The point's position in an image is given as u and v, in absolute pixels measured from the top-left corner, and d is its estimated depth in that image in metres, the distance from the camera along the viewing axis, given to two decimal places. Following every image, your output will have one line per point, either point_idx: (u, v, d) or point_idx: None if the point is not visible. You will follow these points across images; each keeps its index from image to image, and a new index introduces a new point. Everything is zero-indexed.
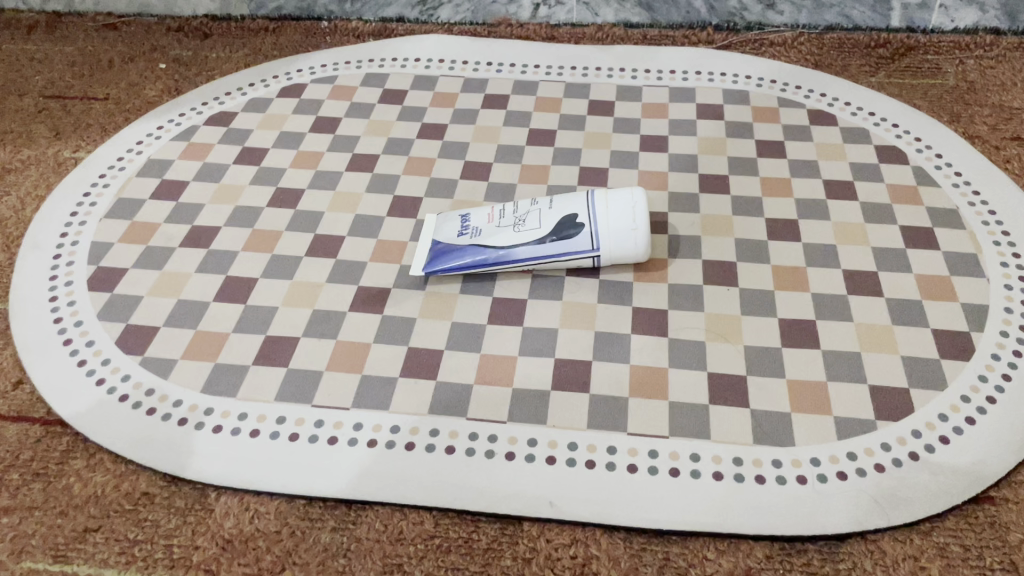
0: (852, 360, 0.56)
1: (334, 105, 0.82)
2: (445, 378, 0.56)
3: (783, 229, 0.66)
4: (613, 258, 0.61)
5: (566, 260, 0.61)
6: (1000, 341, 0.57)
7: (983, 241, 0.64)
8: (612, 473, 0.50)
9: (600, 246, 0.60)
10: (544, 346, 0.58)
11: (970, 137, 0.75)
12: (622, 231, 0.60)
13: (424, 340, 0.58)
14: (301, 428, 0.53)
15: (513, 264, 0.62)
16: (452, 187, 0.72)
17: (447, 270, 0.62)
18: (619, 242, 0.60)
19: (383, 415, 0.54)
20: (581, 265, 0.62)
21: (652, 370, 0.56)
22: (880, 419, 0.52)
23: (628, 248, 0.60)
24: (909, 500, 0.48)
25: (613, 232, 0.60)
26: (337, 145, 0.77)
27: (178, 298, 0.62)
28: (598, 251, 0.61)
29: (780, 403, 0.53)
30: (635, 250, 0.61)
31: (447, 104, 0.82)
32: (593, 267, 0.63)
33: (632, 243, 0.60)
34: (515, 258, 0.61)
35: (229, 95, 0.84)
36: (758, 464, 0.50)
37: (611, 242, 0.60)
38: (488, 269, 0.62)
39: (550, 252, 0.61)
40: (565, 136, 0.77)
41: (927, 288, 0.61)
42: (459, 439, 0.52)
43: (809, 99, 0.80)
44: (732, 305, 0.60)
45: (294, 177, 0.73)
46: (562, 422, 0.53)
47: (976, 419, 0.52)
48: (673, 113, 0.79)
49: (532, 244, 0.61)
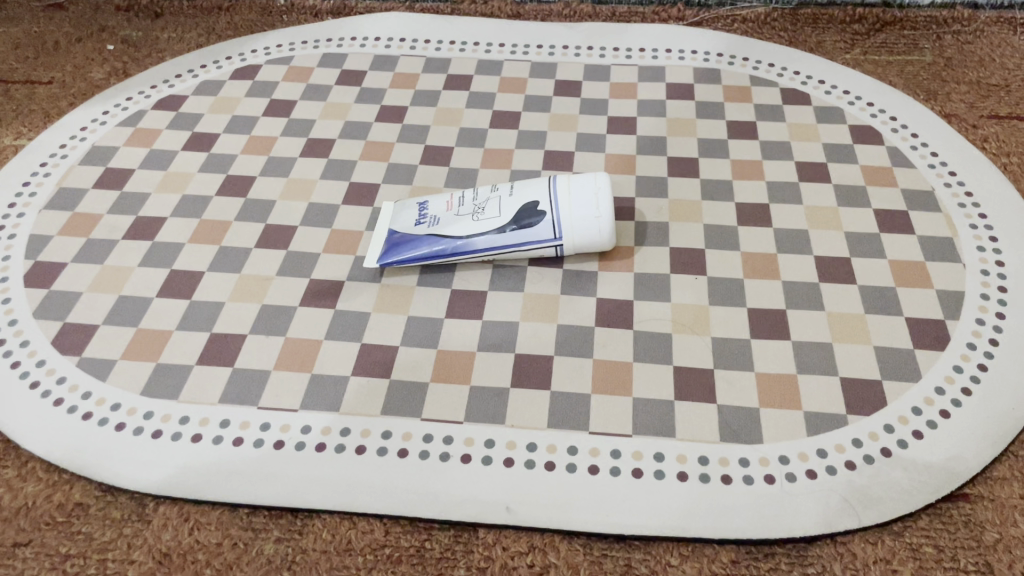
0: (823, 351, 0.54)
1: (290, 87, 0.79)
2: (399, 376, 0.53)
3: (754, 214, 0.64)
4: (575, 248, 0.59)
5: (527, 249, 0.59)
6: (976, 329, 0.55)
7: (960, 224, 0.62)
8: (572, 475, 0.48)
9: (562, 235, 0.58)
10: (504, 340, 0.55)
11: (946, 116, 0.73)
12: (585, 220, 0.57)
13: (378, 336, 0.56)
14: (246, 432, 0.50)
15: (472, 254, 0.59)
16: (412, 173, 0.69)
17: (403, 261, 0.59)
18: (581, 232, 0.58)
19: (332, 417, 0.51)
20: (544, 254, 0.60)
21: (615, 365, 0.53)
22: (852, 414, 0.50)
23: (592, 238, 0.58)
24: (881, 499, 0.46)
25: (575, 222, 0.57)
26: (292, 129, 0.74)
27: (119, 295, 0.59)
28: (560, 240, 0.58)
29: (748, 397, 0.51)
30: (597, 240, 0.58)
31: (407, 86, 0.78)
32: (556, 256, 0.60)
33: (596, 232, 0.58)
34: (474, 249, 0.59)
35: (180, 77, 0.80)
36: (724, 463, 0.48)
37: (573, 232, 0.58)
38: (446, 260, 0.59)
39: (511, 241, 0.58)
40: (530, 118, 0.74)
41: (901, 275, 0.59)
42: (412, 441, 0.50)
43: (782, 77, 0.77)
44: (700, 294, 0.58)
45: (245, 164, 0.70)
46: (521, 421, 0.50)
47: (951, 412, 0.50)
48: (643, 94, 0.76)
49: (492, 234, 0.58)
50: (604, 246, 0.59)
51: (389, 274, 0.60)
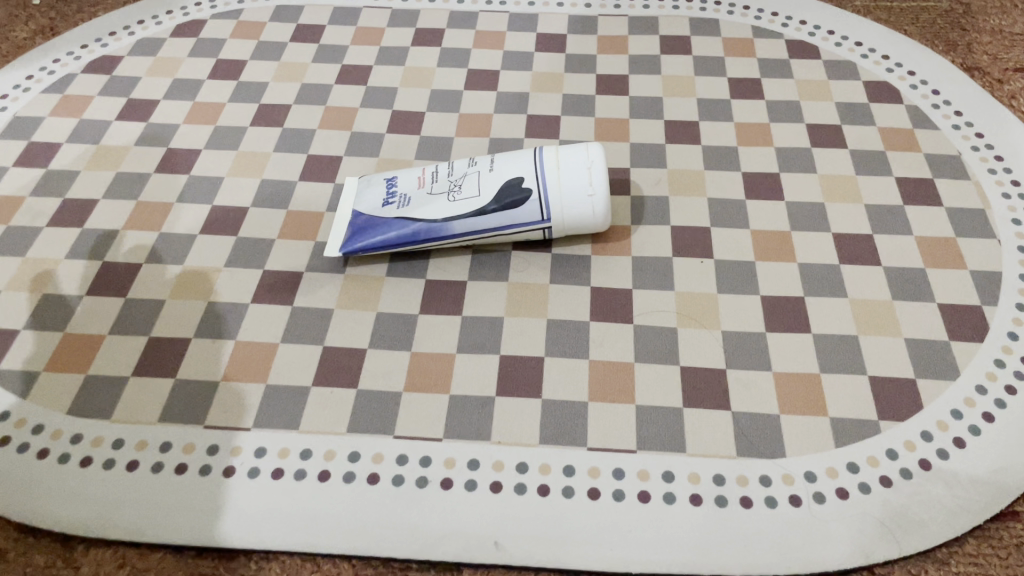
0: (849, 346, 0.48)
1: (238, 45, 0.70)
2: (367, 385, 0.46)
3: (763, 185, 0.57)
4: (566, 229, 0.52)
5: (510, 232, 0.51)
6: (1017, 317, 0.49)
7: (991, 193, 0.56)
8: (569, 502, 0.42)
9: (552, 216, 0.51)
10: (486, 339, 0.48)
11: (968, 69, 0.65)
12: (577, 197, 0.50)
13: (342, 336, 0.49)
14: (191, 458, 0.43)
15: (449, 238, 0.52)
16: (377, 142, 0.61)
17: (368, 249, 0.52)
18: (573, 212, 0.50)
19: (291, 436, 0.44)
20: (531, 238, 0.53)
21: (614, 367, 0.47)
22: (885, 419, 0.44)
23: (585, 218, 0.51)
24: (923, 523, 0.40)
25: (565, 201, 0.50)
26: (241, 93, 0.65)
27: (43, 293, 0.51)
28: (549, 221, 0.51)
29: (765, 402, 0.45)
30: (591, 221, 0.51)
31: (370, 42, 0.70)
32: (544, 239, 0.53)
33: (589, 211, 0.50)
34: (448, 233, 0.51)
35: (114, 35, 0.71)
36: (743, 483, 0.42)
37: (563, 212, 0.51)
38: (420, 246, 0.52)
39: (491, 223, 0.51)
40: (509, 78, 0.66)
41: (931, 254, 0.52)
42: (385, 464, 0.43)
43: (787, 27, 0.69)
44: (706, 281, 0.51)
45: (189, 135, 0.62)
46: (509, 437, 0.44)
47: (995, 415, 0.44)
48: (634, 49, 0.68)
49: (472, 216, 0.51)
50: (599, 227, 0.52)
51: (353, 264, 0.53)
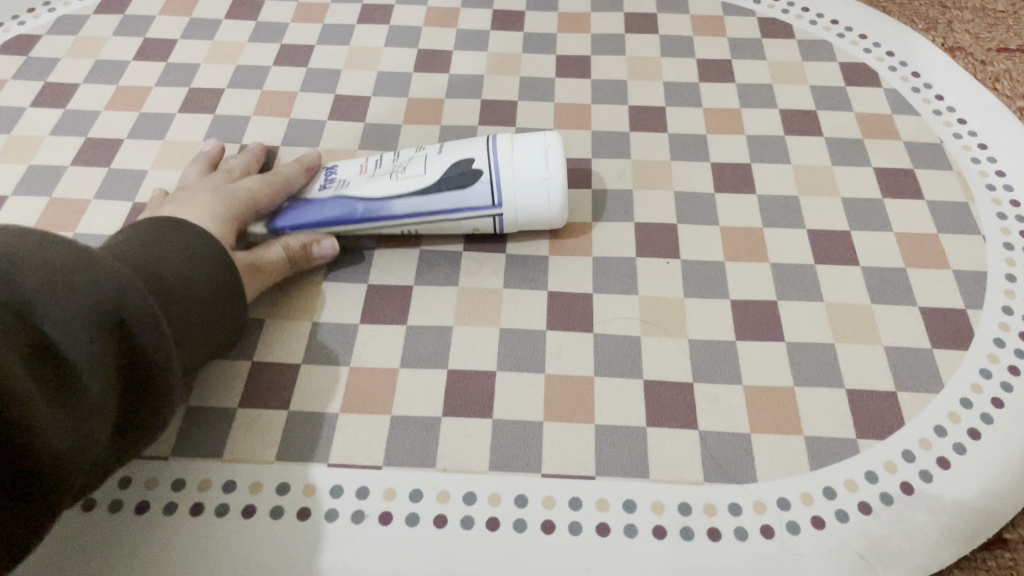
0: (824, 356, 0.44)
1: (168, 22, 0.64)
2: (300, 406, 0.42)
3: (734, 176, 0.53)
4: (521, 219, 0.47)
5: (456, 219, 0.47)
6: (1003, 321, 0.45)
7: (975, 186, 0.52)
8: (521, 537, 0.38)
9: (503, 201, 0.46)
10: (433, 352, 0.44)
11: (950, 50, 0.61)
12: (532, 183, 0.45)
13: (274, 351, 0.44)
14: (100, 493, 0.39)
15: (389, 220, 0.47)
16: (318, 131, 0.56)
17: (301, 228, 0.47)
18: (528, 198, 0.45)
19: (214, 466, 0.40)
20: (483, 228, 0.48)
21: (572, 381, 0.43)
22: (863, 437, 0.41)
23: (541, 206, 0.46)
24: (905, 554, 0.37)
25: (517, 186, 0.45)
26: (169, 76, 0.60)
27: None
28: (501, 207, 0.46)
29: (735, 420, 0.42)
30: (548, 209, 0.46)
31: (312, 19, 0.65)
32: (498, 231, 0.48)
33: (544, 198, 0.45)
34: (387, 215, 0.47)
35: (32, 12, 0.65)
36: (710, 512, 0.39)
37: (516, 198, 0.45)
38: (357, 228, 0.47)
39: (436, 204, 0.46)
40: (462, 59, 0.61)
41: (911, 252, 0.49)
42: (317, 498, 0.39)
43: (759, 4, 0.65)
44: (673, 284, 0.47)
45: (110, 123, 0.57)
46: (455, 463, 0.40)
47: (981, 431, 0.41)
48: (597, 28, 0.64)
49: (414, 196, 0.46)
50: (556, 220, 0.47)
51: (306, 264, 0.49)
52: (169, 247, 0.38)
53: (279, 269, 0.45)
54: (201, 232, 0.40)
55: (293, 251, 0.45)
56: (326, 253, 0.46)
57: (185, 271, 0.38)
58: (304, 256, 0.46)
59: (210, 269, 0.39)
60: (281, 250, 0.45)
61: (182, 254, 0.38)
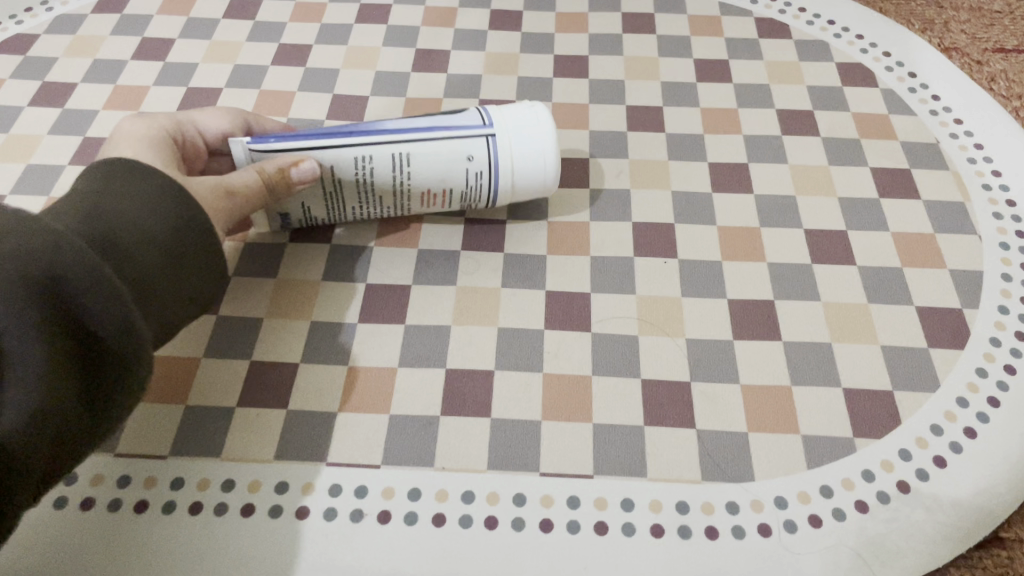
0: (821, 355, 0.44)
1: (166, 21, 0.64)
2: (299, 405, 0.42)
3: (731, 176, 0.53)
4: (515, 142, 0.46)
5: (448, 140, 0.45)
6: (999, 320, 0.45)
7: (971, 186, 0.52)
8: (519, 535, 0.38)
9: (495, 121, 0.46)
10: (431, 351, 0.44)
11: (946, 50, 0.61)
12: (520, 111, 0.46)
13: (273, 350, 0.44)
14: (98, 491, 0.39)
15: (376, 136, 0.45)
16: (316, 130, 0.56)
17: (280, 150, 0.44)
18: (519, 117, 0.46)
19: (213, 465, 0.40)
20: (476, 159, 0.46)
21: (570, 380, 0.43)
22: (860, 436, 0.41)
23: (534, 126, 0.46)
24: (902, 552, 0.37)
25: (507, 111, 0.46)
26: (167, 76, 0.60)
27: None
28: (493, 126, 0.46)
29: (733, 419, 0.42)
30: (538, 130, 0.46)
31: (310, 18, 0.65)
32: (493, 165, 0.46)
33: (534, 117, 0.46)
34: (376, 133, 0.45)
35: (30, 11, 0.65)
36: (708, 511, 0.39)
37: (506, 120, 0.46)
38: (343, 142, 0.45)
39: (426, 124, 0.46)
40: (460, 59, 0.61)
41: (908, 251, 0.49)
42: (316, 496, 0.39)
43: (757, 4, 0.65)
44: (670, 284, 0.47)
45: (109, 122, 0.57)
46: (453, 462, 0.40)
47: (977, 430, 0.41)
48: (594, 28, 0.64)
49: (404, 121, 0.46)
50: (548, 157, 0.46)
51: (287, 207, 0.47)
52: (124, 202, 0.36)
53: (253, 197, 0.43)
54: (164, 178, 0.38)
55: (267, 173, 0.43)
56: (305, 175, 0.44)
57: (142, 226, 0.36)
58: (281, 182, 0.43)
59: (169, 222, 0.37)
60: (253, 173, 0.43)
61: (139, 207, 0.37)
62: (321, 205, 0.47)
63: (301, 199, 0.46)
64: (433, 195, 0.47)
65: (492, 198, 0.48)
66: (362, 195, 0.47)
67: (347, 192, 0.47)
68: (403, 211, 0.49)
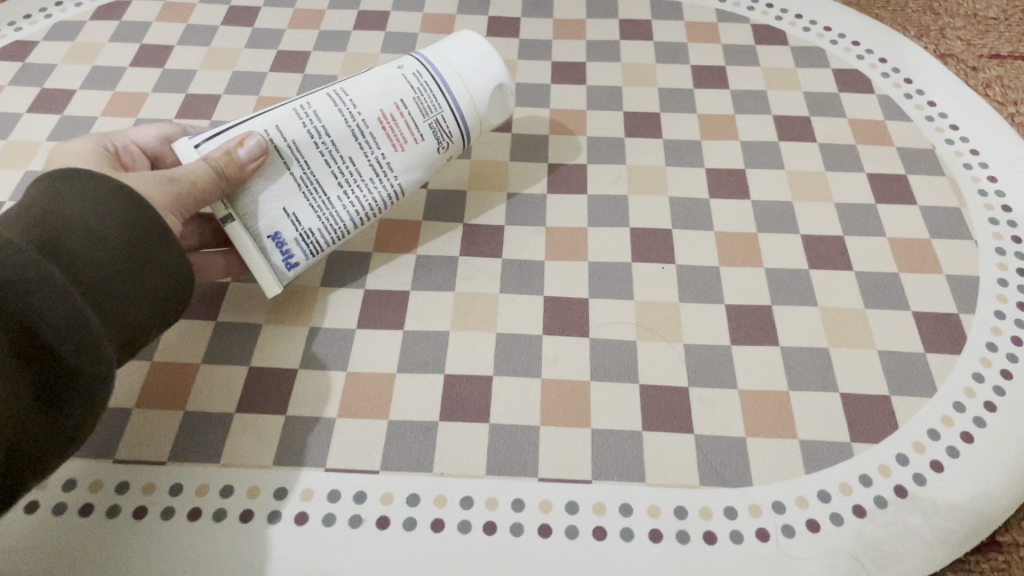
0: (819, 361, 0.44)
1: (165, 29, 0.65)
2: (297, 411, 0.42)
3: (729, 182, 0.53)
4: (444, 51, 0.43)
5: (376, 71, 0.43)
6: (996, 325, 0.46)
7: (967, 191, 0.52)
8: (518, 541, 0.38)
9: (421, 52, 0.44)
10: (430, 356, 0.44)
11: (941, 57, 0.62)
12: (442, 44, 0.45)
13: (271, 356, 0.44)
14: (97, 497, 0.39)
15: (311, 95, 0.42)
16: None
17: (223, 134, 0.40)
18: (440, 42, 0.44)
19: (211, 471, 0.40)
20: (415, 72, 0.42)
21: (568, 385, 0.43)
22: (857, 441, 0.41)
23: (454, 39, 0.44)
24: (899, 557, 0.37)
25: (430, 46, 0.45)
26: (166, 82, 0.60)
27: None
28: (418, 54, 0.44)
29: (731, 424, 0.42)
30: (460, 38, 0.44)
31: (308, 25, 0.65)
32: (436, 72, 0.43)
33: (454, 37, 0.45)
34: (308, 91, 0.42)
35: (29, 18, 0.65)
36: (706, 515, 0.39)
37: (430, 47, 0.44)
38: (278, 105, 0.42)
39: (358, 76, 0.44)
40: None
41: (904, 256, 0.49)
42: (315, 502, 0.39)
43: (753, 11, 0.65)
44: (668, 289, 0.47)
45: (107, 128, 0.57)
46: (452, 468, 0.40)
47: (974, 435, 0.41)
48: (592, 34, 0.64)
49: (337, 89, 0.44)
50: (480, 49, 0.43)
51: (243, 214, 0.41)
52: (80, 197, 0.33)
53: (201, 186, 0.38)
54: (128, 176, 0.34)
55: (214, 160, 0.39)
56: (254, 153, 0.39)
57: (93, 222, 0.32)
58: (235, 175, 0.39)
59: (128, 214, 0.33)
60: (205, 164, 0.39)
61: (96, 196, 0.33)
62: (299, 197, 0.41)
63: (273, 199, 0.41)
64: (395, 124, 0.42)
65: (456, 108, 0.43)
66: (331, 163, 0.41)
67: (313, 168, 0.41)
68: (386, 173, 0.43)
